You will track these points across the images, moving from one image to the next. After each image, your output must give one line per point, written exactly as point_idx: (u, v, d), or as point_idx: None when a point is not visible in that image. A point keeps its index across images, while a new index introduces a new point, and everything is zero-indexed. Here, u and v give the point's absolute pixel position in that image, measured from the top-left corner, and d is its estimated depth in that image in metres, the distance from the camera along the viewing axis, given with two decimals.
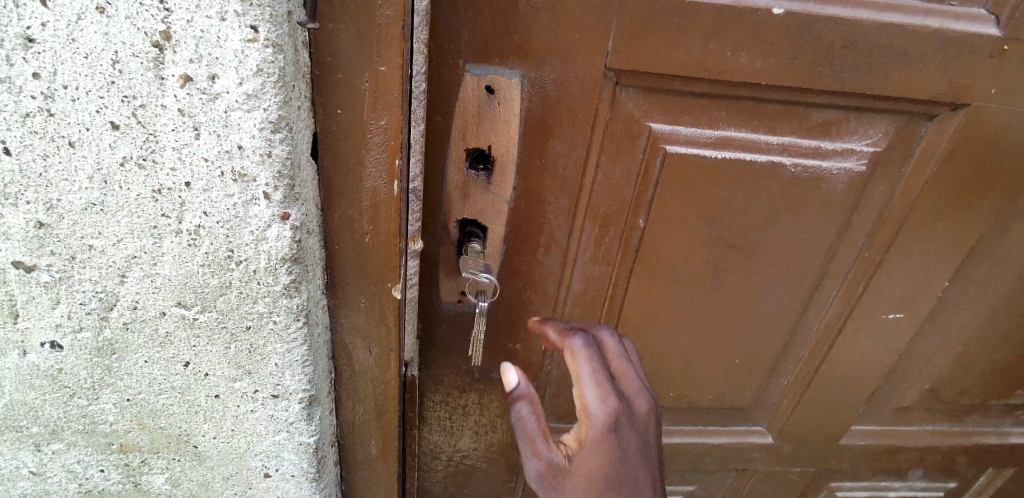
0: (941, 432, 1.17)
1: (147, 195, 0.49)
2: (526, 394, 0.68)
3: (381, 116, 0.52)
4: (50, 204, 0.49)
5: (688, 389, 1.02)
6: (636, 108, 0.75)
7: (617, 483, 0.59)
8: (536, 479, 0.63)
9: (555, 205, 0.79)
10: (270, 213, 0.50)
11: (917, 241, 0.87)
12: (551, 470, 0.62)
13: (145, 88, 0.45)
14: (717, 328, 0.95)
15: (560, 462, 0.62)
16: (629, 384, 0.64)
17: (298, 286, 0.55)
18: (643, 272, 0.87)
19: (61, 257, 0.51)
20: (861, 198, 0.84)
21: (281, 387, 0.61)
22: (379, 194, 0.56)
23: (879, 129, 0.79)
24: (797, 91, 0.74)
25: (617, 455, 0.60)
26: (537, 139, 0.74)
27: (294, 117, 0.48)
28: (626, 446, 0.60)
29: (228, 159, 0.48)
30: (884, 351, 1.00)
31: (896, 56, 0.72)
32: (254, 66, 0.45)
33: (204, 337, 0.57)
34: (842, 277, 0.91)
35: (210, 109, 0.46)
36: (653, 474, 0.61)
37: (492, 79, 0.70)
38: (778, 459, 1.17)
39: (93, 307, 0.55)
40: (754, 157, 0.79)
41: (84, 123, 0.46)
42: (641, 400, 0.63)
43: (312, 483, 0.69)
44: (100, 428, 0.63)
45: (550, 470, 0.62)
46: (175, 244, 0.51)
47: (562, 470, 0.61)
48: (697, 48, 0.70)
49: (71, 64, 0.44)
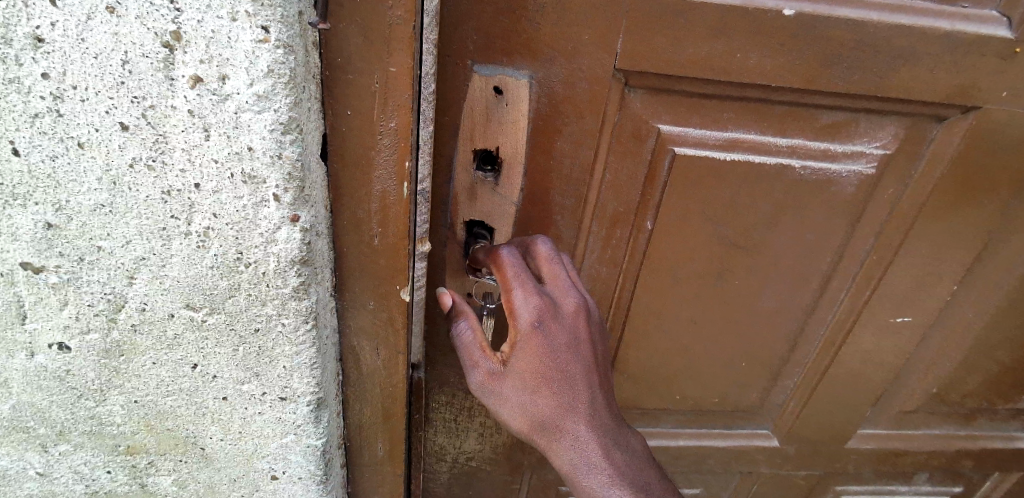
0: (949, 435, 1.16)
1: (157, 196, 0.49)
2: (459, 308, 0.68)
3: (391, 118, 0.52)
4: (60, 204, 0.49)
5: (693, 391, 1.02)
6: (644, 109, 0.74)
7: (550, 369, 0.62)
8: (476, 382, 0.65)
9: (562, 207, 0.79)
10: (279, 215, 0.50)
11: (926, 243, 0.87)
12: (487, 373, 0.64)
13: (155, 88, 0.45)
14: (723, 330, 0.94)
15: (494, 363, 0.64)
16: (558, 281, 0.65)
17: (307, 288, 0.55)
18: (650, 274, 0.87)
19: (70, 259, 0.51)
20: (870, 200, 0.83)
21: (289, 389, 0.61)
22: (389, 196, 0.56)
23: (889, 130, 0.78)
24: (807, 91, 0.74)
25: (548, 349, 0.62)
26: (545, 140, 0.74)
27: (305, 118, 0.48)
28: (555, 341, 0.62)
29: (238, 161, 0.47)
30: (892, 353, 0.99)
31: (907, 57, 0.71)
32: (264, 67, 0.44)
33: (212, 339, 0.57)
34: (850, 280, 0.91)
35: (220, 110, 0.46)
36: (586, 360, 0.65)
37: (500, 80, 0.69)
38: (784, 462, 1.16)
39: (101, 308, 0.54)
40: (763, 159, 0.78)
41: (94, 124, 0.46)
42: (570, 298, 0.64)
43: (318, 486, 0.69)
44: (108, 430, 0.63)
45: (487, 372, 0.64)
46: (184, 245, 0.51)
47: (499, 370, 0.64)
48: (706, 49, 0.70)
49: (81, 64, 0.44)
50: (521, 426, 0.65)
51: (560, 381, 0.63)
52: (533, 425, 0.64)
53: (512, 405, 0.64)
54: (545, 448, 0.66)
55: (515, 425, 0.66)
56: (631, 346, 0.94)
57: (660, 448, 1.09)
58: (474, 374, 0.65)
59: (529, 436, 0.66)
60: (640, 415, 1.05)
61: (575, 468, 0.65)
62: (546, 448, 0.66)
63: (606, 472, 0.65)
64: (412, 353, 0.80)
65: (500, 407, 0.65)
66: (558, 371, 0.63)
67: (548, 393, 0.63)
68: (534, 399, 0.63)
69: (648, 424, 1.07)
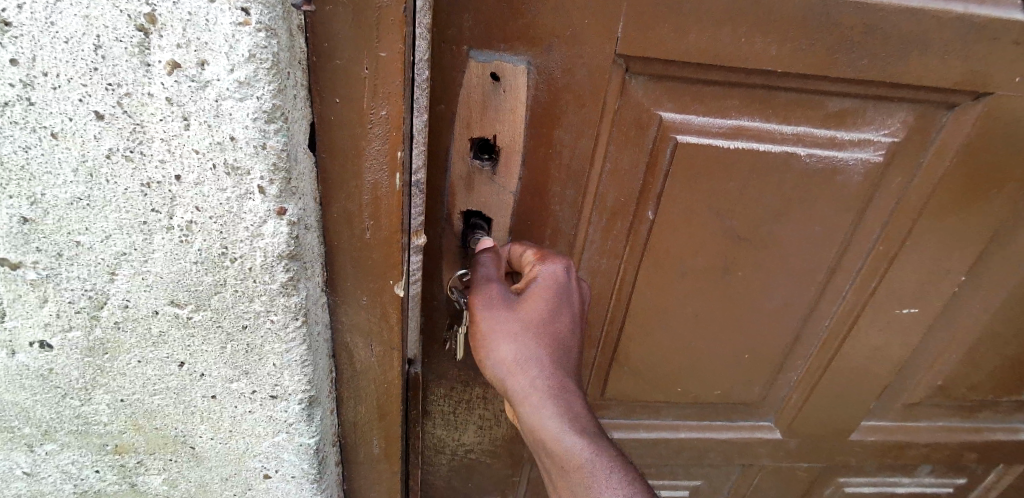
0: (953, 428, 1.15)
1: (136, 189, 0.46)
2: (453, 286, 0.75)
3: (382, 106, 0.50)
4: (34, 198, 0.46)
5: (695, 384, 1.00)
6: (646, 96, 0.72)
7: (554, 318, 0.70)
8: (480, 316, 0.68)
9: (561, 197, 0.77)
10: (265, 208, 0.48)
11: (934, 234, 0.85)
12: (498, 306, 0.68)
13: (130, 75, 0.42)
14: (726, 323, 0.92)
15: (506, 301, 0.69)
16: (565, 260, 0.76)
17: (296, 284, 0.53)
18: (651, 267, 0.85)
19: (48, 254, 0.49)
20: (878, 190, 0.81)
21: (279, 388, 0.59)
22: (381, 188, 0.54)
23: (898, 117, 0.76)
24: (814, 78, 0.71)
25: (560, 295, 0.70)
26: (543, 128, 0.72)
27: (290, 106, 0.46)
28: (567, 292, 0.71)
29: (220, 151, 0.45)
30: (898, 346, 0.98)
31: (918, 42, 0.69)
32: (245, 52, 0.42)
33: (198, 336, 0.55)
34: (856, 272, 0.89)
35: (200, 98, 0.43)
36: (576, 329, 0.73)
37: (497, 66, 0.67)
38: (786, 455, 1.15)
39: (82, 305, 0.52)
40: (767, 147, 0.76)
41: (67, 113, 0.43)
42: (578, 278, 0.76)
43: (312, 484, 0.67)
44: (94, 429, 0.61)
45: (495, 304, 0.68)
46: (166, 240, 0.49)
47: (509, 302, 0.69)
48: (711, 34, 0.67)
49: (51, 50, 0.41)
50: (510, 362, 0.69)
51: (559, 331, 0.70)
52: (522, 363, 0.69)
53: (510, 341, 0.68)
54: (526, 391, 0.69)
55: (502, 363, 0.69)
56: (631, 340, 0.93)
57: (661, 441, 1.08)
58: (480, 307, 0.68)
59: (514, 377, 0.69)
60: (641, 408, 1.04)
61: (554, 416, 0.68)
62: (529, 392, 0.69)
63: (581, 425, 0.68)
64: (408, 349, 0.79)
65: (497, 341, 0.68)
66: (559, 320, 0.70)
67: (547, 336, 0.69)
68: (534, 337, 0.69)
69: (649, 417, 1.06)
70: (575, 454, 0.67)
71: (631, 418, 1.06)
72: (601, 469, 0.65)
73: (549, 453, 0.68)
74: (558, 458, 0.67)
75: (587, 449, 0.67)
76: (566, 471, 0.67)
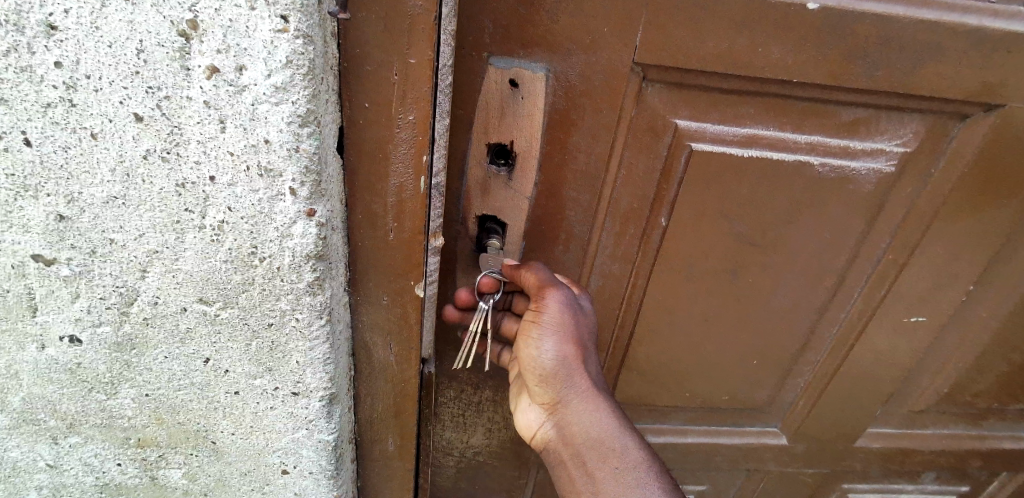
0: (958, 435, 1.15)
1: (171, 189, 0.48)
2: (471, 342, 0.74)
3: (410, 111, 0.51)
4: (71, 196, 0.48)
5: (703, 388, 1.01)
6: (661, 103, 0.73)
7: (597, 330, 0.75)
8: (551, 300, 0.69)
9: (576, 202, 0.78)
10: (295, 210, 0.49)
11: (943, 242, 0.86)
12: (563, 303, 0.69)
13: (170, 79, 0.44)
14: (735, 328, 0.93)
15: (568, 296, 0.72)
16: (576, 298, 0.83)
17: (322, 283, 0.54)
18: (663, 271, 0.86)
19: (81, 251, 0.50)
20: (889, 198, 0.82)
21: (301, 384, 0.60)
22: (405, 191, 0.55)
23: (910, 128, 0.77)
24: (828, 87, 0.72)
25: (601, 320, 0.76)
26: (560, 133, 0.73)
27: (323, 111, 0.47)
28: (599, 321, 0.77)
29: (254, 154, 0.46)
30: (905, 353, 0.98)
31: (932, 52, 0.70)
32: (283, 58, 0.43)
33: (225, 333, 0.56)
34: (866, 279, 0.89)
35: (237, 102, 0.45)
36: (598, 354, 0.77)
37: (516, 72, 0.68)
38: (791, 459, 1.15)
39: (113, 301, 0.54)
40: (781, 156, 0.77)
41: (107, 114, 0.45)
42: None
43: (329, 481, 0.68)
44: (118, 423, 0.62)
45: (565, 293, 0.70)
46: (197, 239, 0.50)
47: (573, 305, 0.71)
48: (727, 42, 0.68)
49: (95, 53, 0.42)
50: (569, 356, 0.70)
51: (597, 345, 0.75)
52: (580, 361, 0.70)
53: (573, 333, 0.70)
54: (581, 388, 0.70)
55: (562, 354, 0.69)
56: (641, 344, 0.94)
57: (668, 445, 1.09)
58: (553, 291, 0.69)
59: (573, 373, 0.70)
60: (648, 411, 1.05)
61: (608, 414, 0.69)
62: (584, 391, 0.70)
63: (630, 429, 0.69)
64: (424, 367, 0.74)
65: (563, 330, 0.69)
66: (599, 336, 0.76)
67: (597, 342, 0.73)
68: (589, 337, 0.72)
69: (656, 421, 1.07)
70: (628, 455, 0.67)
71: (638, 422, 1.06)
72: (655, 472, 0.66)
73: (598, 453, 0.67)
74: (607, 458, 0.67)
75: (639, 452, 0.67)
76: (615, 467, 0.66)
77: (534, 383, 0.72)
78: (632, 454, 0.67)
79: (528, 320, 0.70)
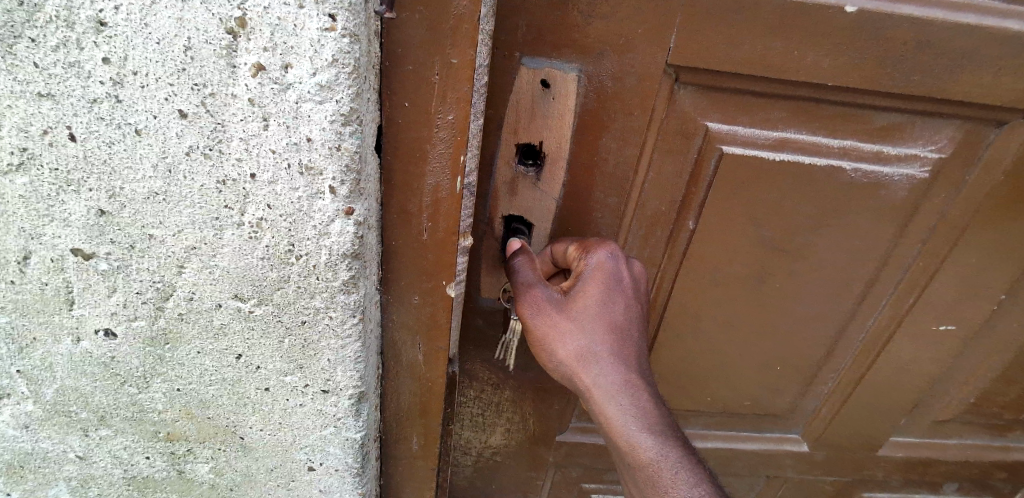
0: (982, 446, 1.14)
1: (212, 185, 0.48)
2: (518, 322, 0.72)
3: (449, 111, 0.51)
4: (113, 191, 0.48)
5: (725, 393, 1.00)
6: (693, 106, 0.72)
7: (611, 313, 0.66)
8: (526, 312, 0.66)
9: (603, 205, 0.77)
10: (334, 208, 0.49)
11: (974, 250, 0.84)
12: (541, 310, 0.66)
13: (216, 76, 0.44)
14: (759, 333, 0.92)
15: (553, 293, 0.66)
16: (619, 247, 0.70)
17: (357, 282, 0.54)
18: (688, 275, 0.85)
19: (121, 246, 0.51)
20: (922, 204, 0.80)
21: (331, 382, 0.60)
22: (441, 190, 0.55)
23: (945, 134, 0.76)
24: (864, 91, 0.71)
25: (611, 297, 0.66)
26: (589, 135, 0.72)
27: (364, 110, 0.47)
28: (617, 293, 0.66)
29: (296, 152, 0.46)
30: (932, 362, 0.97)
31: (972, 58, 0.69)
32: (329, 57, 0.43)
33: (258, 330, 0.56)
34: (895, 286, 0.88)
35: (281, 100, 0.45)
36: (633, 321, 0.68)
37: (548, 73, 0.67)
38: (811, 467, 1.14)
39: (149, 296, 0.54)
40: (813, 160, 0.76)
41: (152, 110, 0.45)
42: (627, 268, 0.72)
43: (354, 478, 0.68)
44: (149, 416, 0.63)
45: (541, 297, 0.66)
46: (235, 236, 0.50)
47: (560, 300, 0.66)
48: (764, 47, 0.67)
49: (142, 50, 0.43)
50: (570, 356, 0.67)
51: (623, 322, 0.67)
52: (583, 357, 0.66)
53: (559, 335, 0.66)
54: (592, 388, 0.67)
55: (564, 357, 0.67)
56: (663, 347, 0.93)
57: None
58: (525, 303, 0.66)
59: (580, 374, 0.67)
60: None
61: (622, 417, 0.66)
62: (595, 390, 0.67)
63: (647, 426, 0.66)
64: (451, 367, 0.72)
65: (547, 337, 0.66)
66: (619, 311, 0.67)
67: (607, 328, 0.66)
68: (589, 328, 0.66)
69: None
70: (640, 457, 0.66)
71: None
72: (666, 475, 0.65)
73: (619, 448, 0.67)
74: (626, 455, 0.67)
75: (655, 452, 0.65)
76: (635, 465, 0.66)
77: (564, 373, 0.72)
78: (645, 455, 0.65)
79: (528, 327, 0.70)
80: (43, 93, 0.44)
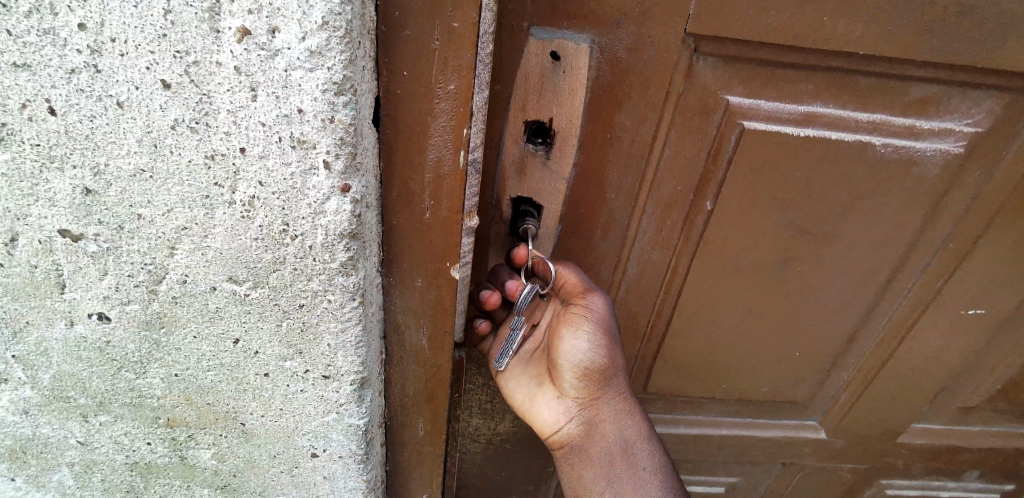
0: (1008, 434, 1.10)
1: (200, 161, 0.45)
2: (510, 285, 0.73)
3: (451, 80, 0.48)
4: (98, 168, 0.46)
5: (743, 380, 0.97)
6: (713, 79, 0.68)
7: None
8: (600, 305, 0.70)
9: (617, 185, 0.74)
10: (329, 185, 0.46)
11: (1009, 232, 0.80)
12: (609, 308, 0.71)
13: (199, 42, 0.41)
14: (779, 318, 0.88)
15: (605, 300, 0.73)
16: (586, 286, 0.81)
17: (356, 263, 0.51)
18: (705, 259, 0.81)
19: (109, 227, 0.49)
20: (954, 182, 0.76)
21: (332, 368, 0.58)
22: (444, 166, 0.52)
23: (983, 107, 0.71)
24: (897, 61, 0.67)
25: None
26: (603, 112, 0.68)
27: (359, 79, 0.44)
28: None
29: (287, 124, 0.44)
30: (960, 347, 0.93)
31: (1014, 23, 0.64)
32: (319, 19, 0.41)
33: (255, 314, 0.54)
34: (923, 269, 0.84)
35: (269, 67, 0.42)
36: None
37: (558, 44, 0.64)
38: (830, 454, 1.11)
39: (141, 279, 0.52)
40: (839, 136, 0.72)
41: (134, 81, 0.42)
42: None
43: (359, 465, 0.66)
44: (148, 402, 0.61)
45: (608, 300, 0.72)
46: (227, 215, 0.48)
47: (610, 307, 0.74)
48: (789, 12, 0.63)
49: (120, 14, 0.40)
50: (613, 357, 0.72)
51: None
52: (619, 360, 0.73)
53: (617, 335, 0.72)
54: (618, 392, 0.74)
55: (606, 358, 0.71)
56: (678, 334, 0.90)
57: (702, 437, 1.05)
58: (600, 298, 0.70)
59: (613, 378, 0.73)
60: (682, 403, 1.01)
61: (635, 420, 0.76)
62: (617, 394, 0.74)
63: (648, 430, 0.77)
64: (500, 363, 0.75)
65: (610, 334, 0.71)
66: None
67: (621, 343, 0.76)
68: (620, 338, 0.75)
69: (690, 412, 1.03)
70: (649, 458, 0.74)
71: (671, 414, 1.02)
72: (671, 473, 0.75)
73: (629, 456, 0.74)
74: (637, 462, 0.74)
75: (659, 453, 0.76)
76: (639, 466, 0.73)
77: (570, 381, 0.72)
78: (651, 453, 0.75)
79: (578, 322, 0.70)
80: (19, 63, 0.42)
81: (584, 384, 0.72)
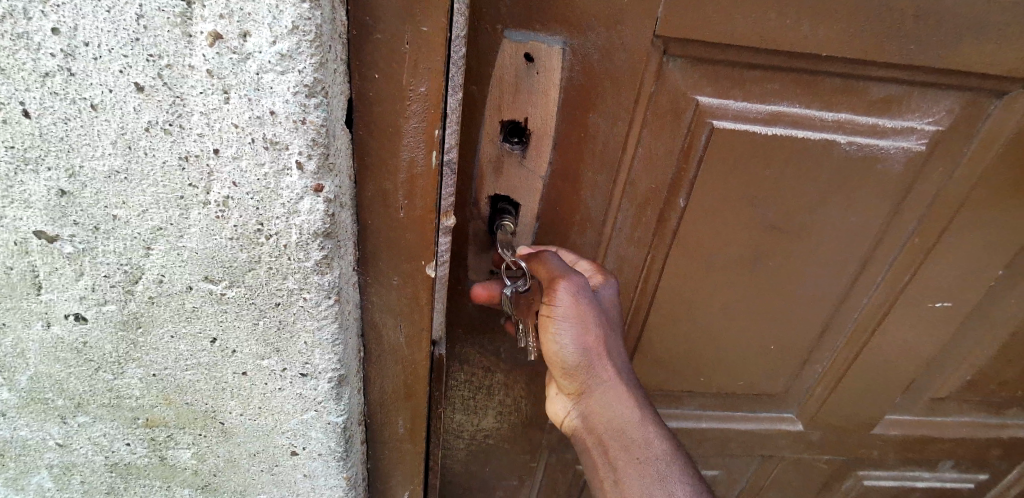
0: (978, 424, 1.13)
1: (174, 163, 0.46)
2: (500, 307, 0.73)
3: (422, 82, 0.49)
4: (73, 170, 0.46)
5: (720, 375, 0.99)
6: (682, 80, 0.70)
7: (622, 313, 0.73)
8: (565, 294, 0.65)
9: (592, 183, 0.75)
10: (302, 185, 0.47)
11: (972, 226, 0.82)
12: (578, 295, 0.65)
13: (172, 46, 0.42)
14: (754, 313, 0.90)
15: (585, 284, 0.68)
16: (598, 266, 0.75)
17: (331, 262, 0.52)
18: (680, 255, 0.83)
19: (84, 227, 0.49)
20: (919, 179, 0.78)
21: (310, 366, 0.59)
22: (417, 165, 0.53)
23: (943, 106, 0.73)
24: (860, 63, 0.69)
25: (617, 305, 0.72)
26: (577, 112, 0.70)
27: (330, 81, 0.45)
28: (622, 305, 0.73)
29: (260, 126, 0.45)
30: (928, 340, 0.96)
31: (969, 27, 0.67)
32: (289, 24, 0.42)
33: (231, 313, 0.55)
34: (890, 263, 0.86)
35: (241, 70, 0.43)
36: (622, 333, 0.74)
37: (532, 46, 0.65)
38: (807, 446, 1.13)
39: (118, 280, 0.52)
40: (806, 135, 0.74)
41: (107, 84, 0.43)
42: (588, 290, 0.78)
43: (339, 462, 0.67)
44: (126, 402, 0.61)
45: (581, 284, 0.66)
46: (202, 215, 0.49)
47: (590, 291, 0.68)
48: (754, 17, 0.65)
49: (93, 19, 0.41)
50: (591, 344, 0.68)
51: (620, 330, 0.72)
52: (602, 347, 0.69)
53: (591, 320, 0.67)
54: (606, 380, 0.69)
55: (580, 346, 0.67)
56: (656, 330, 0.91)
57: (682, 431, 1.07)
58: (568, 284, 0.65)
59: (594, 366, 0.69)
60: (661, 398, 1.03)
61: (633, 406, 0.71)
62: (606, 384, 0.70)
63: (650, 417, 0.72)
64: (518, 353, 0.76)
65: (583, 323, 0.66)
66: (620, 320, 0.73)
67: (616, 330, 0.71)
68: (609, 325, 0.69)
69: (669, 406, 1.04)
70: (650, 447, 0.70)
71: None
72: (673, 463, 0.70)
73: (623, 446, 0.70)
74: (631, 453, 0.69)
75: (661, 442, 0.70)
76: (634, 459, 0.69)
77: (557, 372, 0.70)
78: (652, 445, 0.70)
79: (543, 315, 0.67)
80: None
81: (568, 375, 0.70)
